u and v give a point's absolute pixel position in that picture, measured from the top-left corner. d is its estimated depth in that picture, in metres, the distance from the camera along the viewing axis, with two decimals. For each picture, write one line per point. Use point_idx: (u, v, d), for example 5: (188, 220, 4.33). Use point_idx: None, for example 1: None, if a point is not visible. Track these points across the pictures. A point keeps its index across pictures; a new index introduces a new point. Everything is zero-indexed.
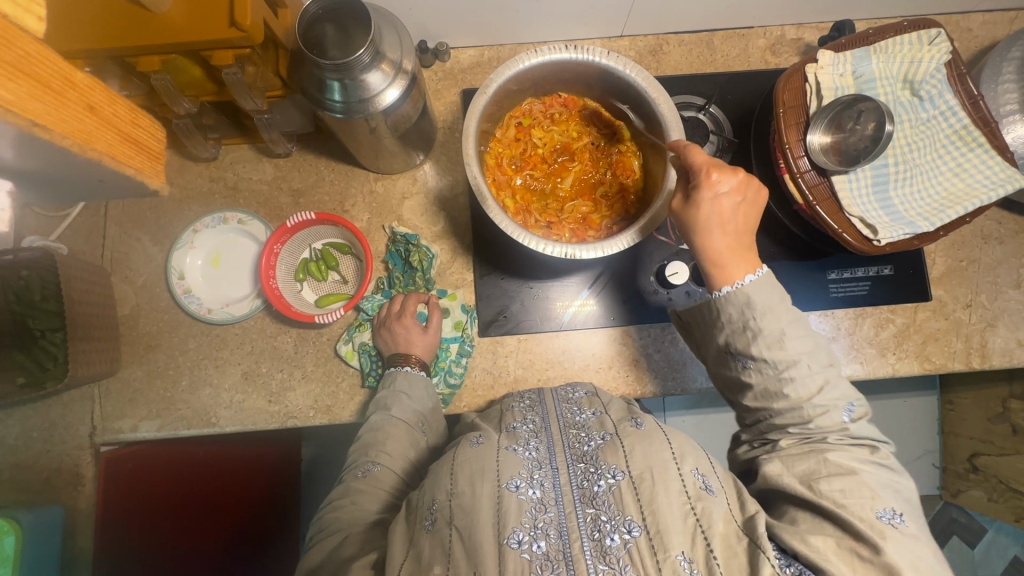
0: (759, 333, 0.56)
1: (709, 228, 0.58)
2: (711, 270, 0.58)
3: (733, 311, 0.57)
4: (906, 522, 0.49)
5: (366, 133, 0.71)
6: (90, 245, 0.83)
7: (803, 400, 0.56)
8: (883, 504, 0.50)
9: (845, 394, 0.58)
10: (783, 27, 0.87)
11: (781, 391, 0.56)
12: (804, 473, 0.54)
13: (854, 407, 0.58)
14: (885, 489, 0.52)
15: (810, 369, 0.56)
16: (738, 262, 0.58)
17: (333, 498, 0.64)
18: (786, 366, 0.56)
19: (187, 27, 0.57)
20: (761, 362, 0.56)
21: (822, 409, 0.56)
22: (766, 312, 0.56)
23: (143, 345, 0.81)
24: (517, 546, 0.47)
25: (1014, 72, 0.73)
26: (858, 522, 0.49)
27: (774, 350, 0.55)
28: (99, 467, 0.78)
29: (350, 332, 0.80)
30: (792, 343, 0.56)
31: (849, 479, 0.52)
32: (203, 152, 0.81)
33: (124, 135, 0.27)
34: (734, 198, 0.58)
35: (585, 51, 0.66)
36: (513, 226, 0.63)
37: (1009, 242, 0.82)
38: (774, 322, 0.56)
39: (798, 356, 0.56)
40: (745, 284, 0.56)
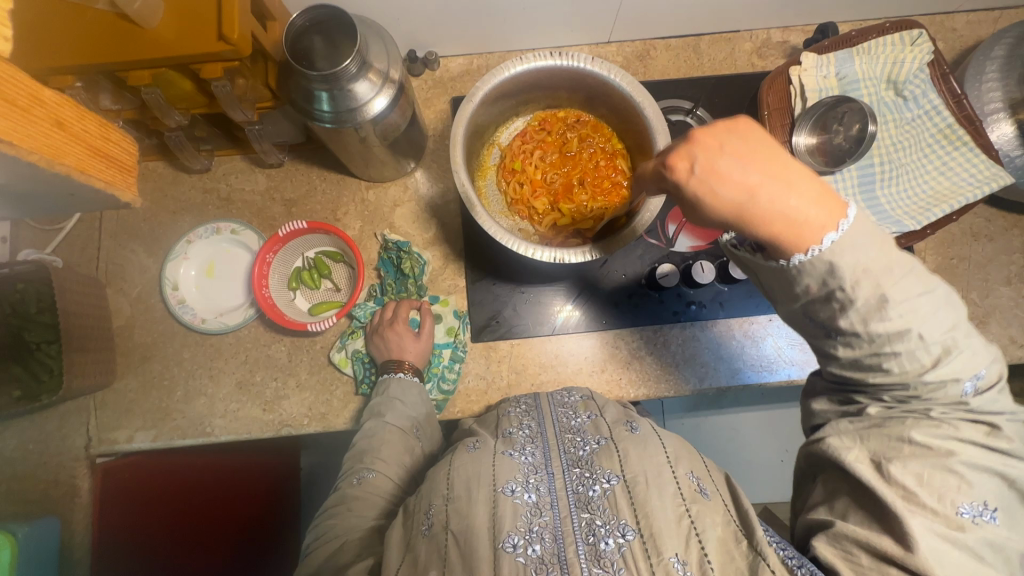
0: (851, 302, 0.44)
1: (736, 200, 0.38)
2: (782, 239, 0.41)
3: (811, 282, 0.44)
4: (996, 520, 0.44)
5: (356, 143, 0.72)
6: (86, 257, 0.84)
7: (908, 372, 0.47)
8: (970, 498, 0.44)
9: (975, 360, 0.47)
10: (768, 31, 0.88)
11: (879, 364, 0.47)
12: (879, 450, 0.47)
13: (983, 375, 0.48)
14: (984, 475, 0.45)
15: (923, 338, 0.46)
16: (813, 212, 0.40)
17: (327, 506, 0.64)
18: (889, 338, 0.45)
19: (176, 41, 0.58)
20: (852, 335, 0.46)
21: (936, 383, 0.47)
22: (860, 278, 0.43)
23: (137, 356, 0.82)
24: (512, 550, 0.47)
25: (998, 70, 0.73)
26: (932, 517, 0.43)
27: (872, 323, 0.45)
28: (95, 478, 0.79)
29: (343, 340, 0.81)
30: (900, 309, 0.44)
31: (935, 466, 0.45)
32: (196, 164, 0.82)
33: (94, 149, 0.28)
34: (738, 156, 0.38)
35: (569, 57, 0.66)
36: (501, 231, 0.63)
37: (999, 239, 0.82)
38: (872, 289, 0.43)
39: (908, 326, 0.45)
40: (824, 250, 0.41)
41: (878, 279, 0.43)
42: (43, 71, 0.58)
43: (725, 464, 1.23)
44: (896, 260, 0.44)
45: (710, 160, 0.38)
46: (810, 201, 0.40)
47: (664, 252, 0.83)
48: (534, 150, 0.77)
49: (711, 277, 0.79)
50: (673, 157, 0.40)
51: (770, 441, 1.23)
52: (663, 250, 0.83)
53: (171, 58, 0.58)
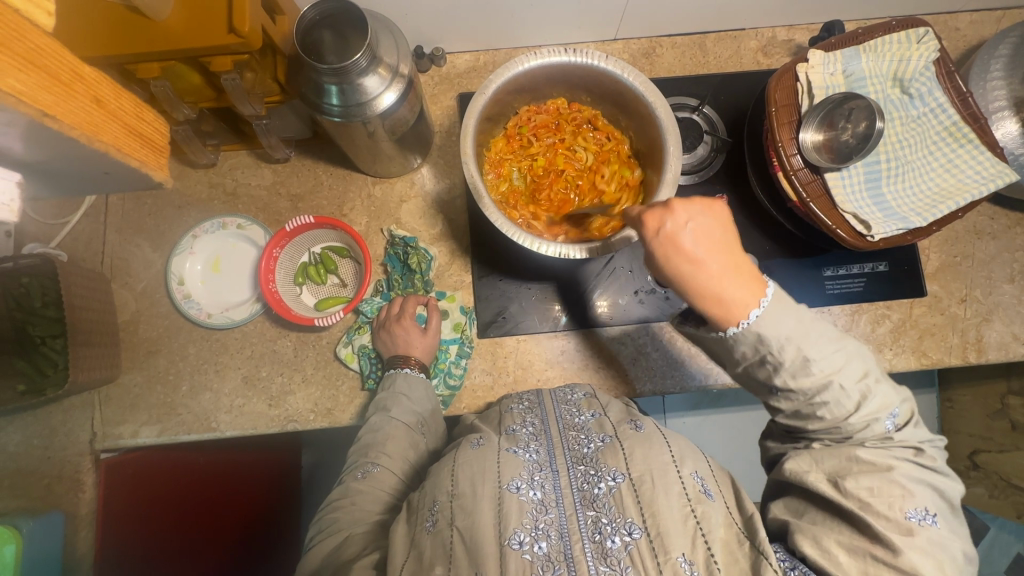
0: (780, 364, 0.50)
1: (682, 265, 0.49)
2: (713, 312, 0.49)
3: (745, 349, 0.50)
4: (937, 524, 0.47)
5: (365, 137, 0.72)
6: (90, 251, 0.83)
7: (840, 419, 0.52)
8: (914, 504, 0.48)
9: (889, 401, 0.52)
10: (773, 29, 0.88)
11: (814, 413, 0.52)
12: (832, 470, 0.51)
13: (898, 413, 0.53)
14: (919, 486, 0.49)
15: (845, 387, 0.51)
16: (740, 289, 0.48)
17: (333, 499, 0.64)
18: (820, 390, 0.51)
19: (186, 33, 0.58)
20: (789, 391, 0.52)
21: (863, 423, 0.52)
22: (785, 344, 0.49)
23: (143, 350, 0.81)
24: (519, 547, 0.47)
25: (1002, 69, 0.74)
26: (887, 524, 0.47)
27: (801, 379, 0.50)
28: (100, 473, 0.78)
29: (350, 335, 0.81)
30: (822, 365, 0.50)
31: (880, 479, 0.49)
32: (202, 159, 0.82)
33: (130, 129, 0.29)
34: (719, 232, 0.49)
35: (584, 54, 0.66)
36: (508, 224, 0.63)
37: (1002, 237, 0.83)
38: (796, 352, 0.49)
39: (830, 377, 0.50)
40: (752, 323, 0.48)
41: (799, 343, 0.49)
42: None
43: (727, 463, 1.23)
44: (813, 326, 0.50)
45: (675, 228, 0.49)
46: (746, 282, 0.49)
47: None
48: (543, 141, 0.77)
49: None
50: (668, 210, 0.50)
51: None
52: None
53: (181, 50, 0.58)
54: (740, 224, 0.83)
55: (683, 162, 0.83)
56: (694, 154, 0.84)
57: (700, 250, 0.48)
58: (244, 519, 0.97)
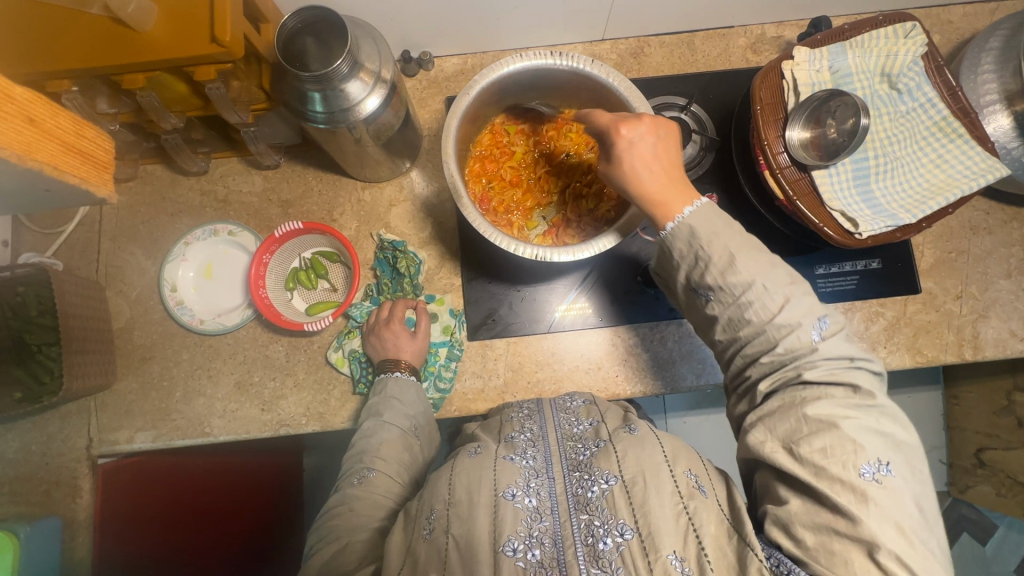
0: (709, 261, 0.55)
1: (638, 172, 0.59)
2: (653, 210, 0.58)
3: (682, 246, 0.56)
4: (892, 472, 0.46)
5: (351, 144, 0.73)
6: (85, 260, 0.84)
7: (765, 323, 0.54)
8: (866, 458, 0.46)
9: (813, 312, 0.54)
10: (763, 26, 0.88)
11: (743, 318, 0.54)
12: (785, 433, 0.50)
13: (826, 324, 0.54)
14: (868, 432, 0.48)
15: (769, 292, 0.53)
16: (676, 194, 0.58)
17: (331, 507, 0.64)
18: (744, 291, 0.54)
19: (170, 43, 0.58)
20: (717, 292, 0.55)
21: (787, 330, 0.53)
22: (711, 239, 0.55)
23: (137, 357, 0.82)
24: (513, 554, 0.47)
25: (994, 62, 0.73)
26: (840, 486, 0.45)
27: (727, 280, 0.54)
28: (96, 480, 0.79)
29: (340, 339, 0.81)
30: (745, 265, 0.54)
31: (829, 435, 0.47)
32: (193, 166, 0.83)
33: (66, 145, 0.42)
34: (652, 141, 0.59)
35: (567, 57, 0.66)
36: (490, 228, 0.63)
37: (998, 232, 0.82)
38: (721, 247, 0.55)
39: (753, 279, 0.53)
40: (685, 216, 0.56)
41: (724, 241, 0.55)
42: (40, 76, 0.59)
43: (728, 462, 1.22)
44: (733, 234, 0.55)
45: (633, 143, 0.59)
46: (677, 189, 0.58)
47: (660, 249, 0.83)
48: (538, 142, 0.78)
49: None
50: (618, 122, 0.59)
51: None
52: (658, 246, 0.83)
53: (165, 61, 0.58)
54: None
55: None
56: (683, 153, 0.83)
57: (643, 160, 0.59)
58: (245, 524, 0.98)
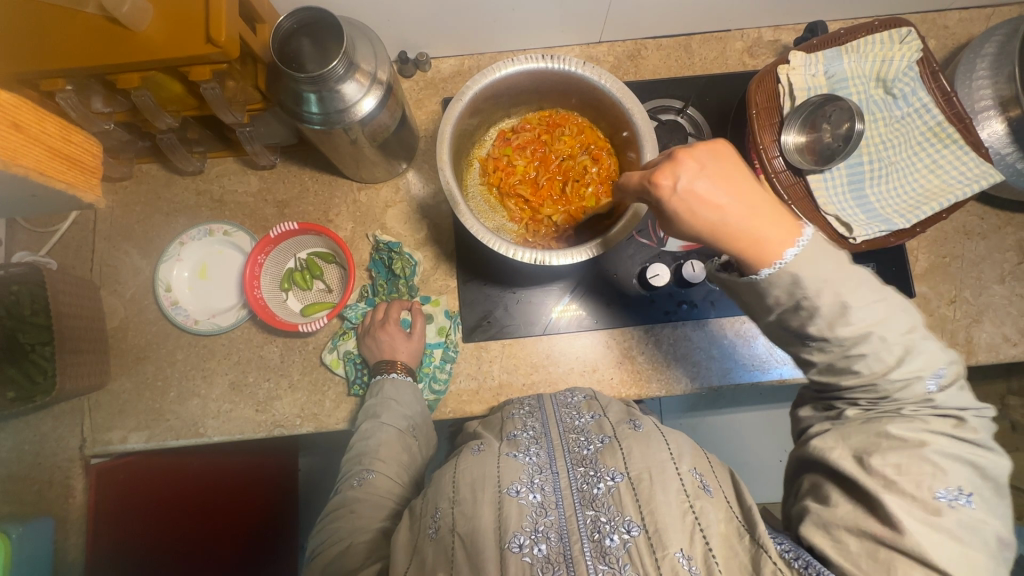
0: (816, 310, 0.48)
1: (702, 215, 0.47)
2: (748, 254, 0.48)
3: (779, 293, 0.49)
4: (971, 504, 0.45)
5: (347, 144, 0.73)
6: (80, 259, 0.84)
7: (877, 375, 0.50)
8: (944, 483, 0.46)
9: (933, 360, 0.51)
10: (759, 30, 0.88)
11: (850, 367, 0.51)
12: (858, 444, 0.49)
13: (944, 373, 0.51)
14: (956, 464, 0.47)
15: (885, 341, 0.49)
16: (771, 227, 0.47)
17: (333, 509, 0.64)
18: (857, 342, 0.49)
19: (164, 43, 0.58)
20: (824, 342, 0.51)
21: (903, 382, 0.50)
22: (822, 288, 0.48)
23: (131, 357, 0.82)
24: (519, 550, 0.47)
25: (988, 68, 0.73)
26: (911, 503, 0.45)
27: (837, 328, 0.49)
28: (88, 479, 0.79)
29: (334, 341, 0.81)
30: (859, 314, 0.49)
31: (908, 454, 0.47)
32: (189, 165, 0.83)
33: (53, 149, 0.46)
34: (708, 174, 0.47)
35: (562, 61, 0.66)
36: (485, 230, 0.63)
37: (992, 237, 0.82)
38: (833, 297, 0.48)
39: (868, 328, 0.49)
40: (787, 261, 0.47)
41: (837, 289, 0.48)
42: (33, 75, 0.59)
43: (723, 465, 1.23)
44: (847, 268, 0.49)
45: (688, 181, 0.47)
46: (772, 220, 0.47)
47: (656, 251, 0.83)
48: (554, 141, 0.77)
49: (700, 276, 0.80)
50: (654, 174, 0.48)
51: (768, 441, 1.23)
52: (654, 249, 0.83)
53: (158, 61, 0.58)
54: None
55: None
56: None
57: (713, 197, 0.46)
58: (239, 523, 0.98)
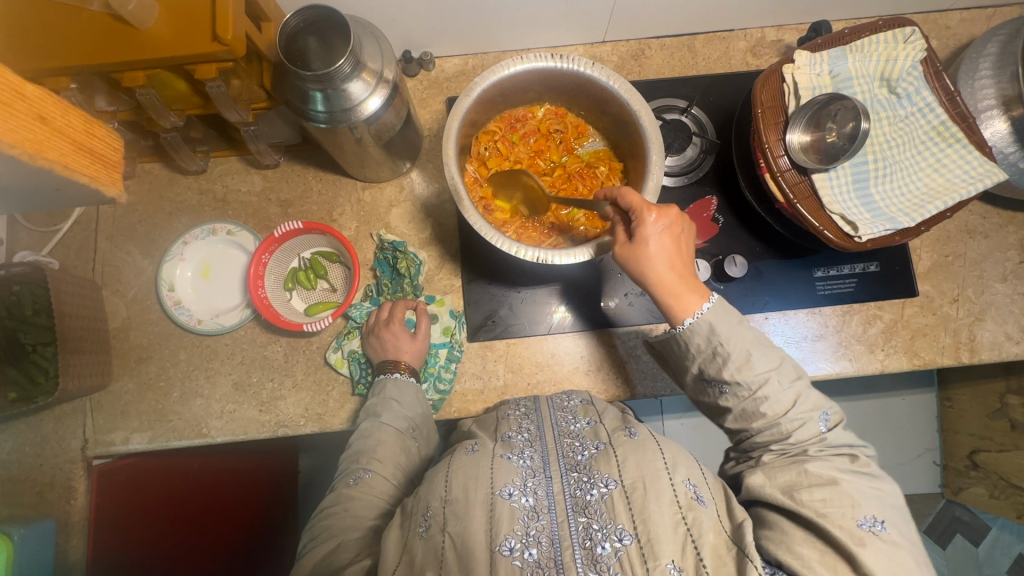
0: (728, 356, 0.56)
1: (655, 265, 0.59)
2: (668, 303, 0.59)
3: (699, 340, 0.57)
4: (887, 529, 0.49)
5: (352, 144, 0.73)
6: (82, 259, 0.84)
7: (779, 415, 0.57)
8: (863, 512, 0.49)
9: (819, 404, 0.58)
10: (763, 30, 0.88)
11: (758, 410, 0.57)
12: (784, 484, 0.53)
13: (830, 416, 0.58)
14: (866, 495, 0.51)
15: (781, 385, 0.57)
16: (691, 291, 0.58)
17: (325, 506, 0.64)
18: (759, 385, 0.56)
19: (170, 41, 0.58)
20: (734, 385, 0.57)
21: (799, 422, 0.57)
22: (730, 336, 0.56)
23: (134, 357, 0.82)
24: (509, 553, 0.47)
25: (991, 68, 0.73)
26: (839, 533, 0.48)
27: (743, 373, 0.56)
28: (91, 481, 0.78)
29: (339, 340, 0.81)
30: (763, 362, 0.56)
31: (829, 489, 0.51)
32: (191, 165, 0.82)
33: (79, 145, 0.36)
34: (672, 235, 0.59)
35: (568, 60, 0.66)
36: (490, 229, 0.63)
37: (994, 236, 0.83)
38: (739, 344, 0.56)
39: (767, 374, 0.56)
40: (703, 313, 0.57)
41: (744, 341, 0.57)
42: (40, 73, 0.58)
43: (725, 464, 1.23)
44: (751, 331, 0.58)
45: (648, 236, 0.59)
46: (692, 289, 0.59)
47: None
48: (559, 144, 0.78)
49: (742, 270, 0.79)
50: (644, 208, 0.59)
51: None
52: None
53: (166, 59, 0.58)
54: (729, 226, 0.83)
55: (671, 164, 0.83)
56: (683, 155, 0.84)
57: (657, 267, 0.59)
58: (240, 526, 0.97)
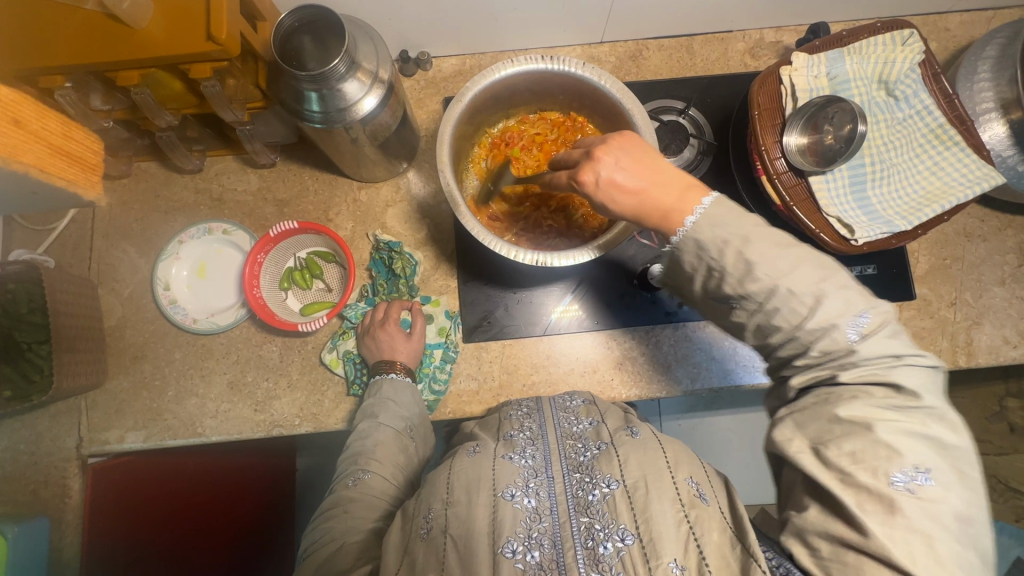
0: (725, 270, 0.51)
1: (625, 203, 0.53)
2: (661, 226, 0.53)
3: (691, 257, 0.52)
4: (929, 481, 0.43)
5: (347, 144, 0.72)
6: (77, 258, 0.83)
7: (795, 326, 0.50)
8: (900, 465, 0.43)
9: (852, 306, 0.49)
10: (761, 31, 0.88)
11: (771, 324, 0.51)
12: (814, 434, 0.48)
13: (866, 320, 0.49)
14: (909, 439, 0.44)
15: (794, 292, 0.49)
16: (675, 198, 0.52)
17: (326, 508, 0.63)
18: (768, 296, 0.50)
19: (164, 41, 0.58)
20: (742, 299, 0.51)
21: (821, 332, 0.49)
22: (722, 248, 0.50)
23: (129, 356, 0.81)
24: (512, 555, 0.47)
25: (990, 70, 0.73)
26: (867, 498, 0.43)
27: (746, 286, 0.50)
28: (87, 479, 0.78)
29: (334, 340, 0.81)
30: (766, 270, 0.49)
31: (861, 439, 0.45)
32: (187, 164, 0.82)
33: None
34: (625, 161, 0.52)
35: (561, 61, 0.66)
36: (484, 231, 0.63)
37: (992, 239, 0.82)
38: (736, 254, 0.50)
39: (776, 283, 0.49)
40: (699, 212, 0.51)
41: (739, 246, 0.50)
42: (34, 72, 0.58)
43: (722, 466, 1.22)
44: (754, 228, 0.50)
45: (609, 174, 0.52)
46: (676, 194, 0.52)
47: (657, 253, 0.82)
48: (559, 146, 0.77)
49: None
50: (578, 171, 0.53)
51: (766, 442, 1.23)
52: (655, 250, 0.83)
53: (160, 58, 0.58)
54: None
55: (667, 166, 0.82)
56: (681, 157, 0.83)
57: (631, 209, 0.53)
58: (237, 525, 0.98)
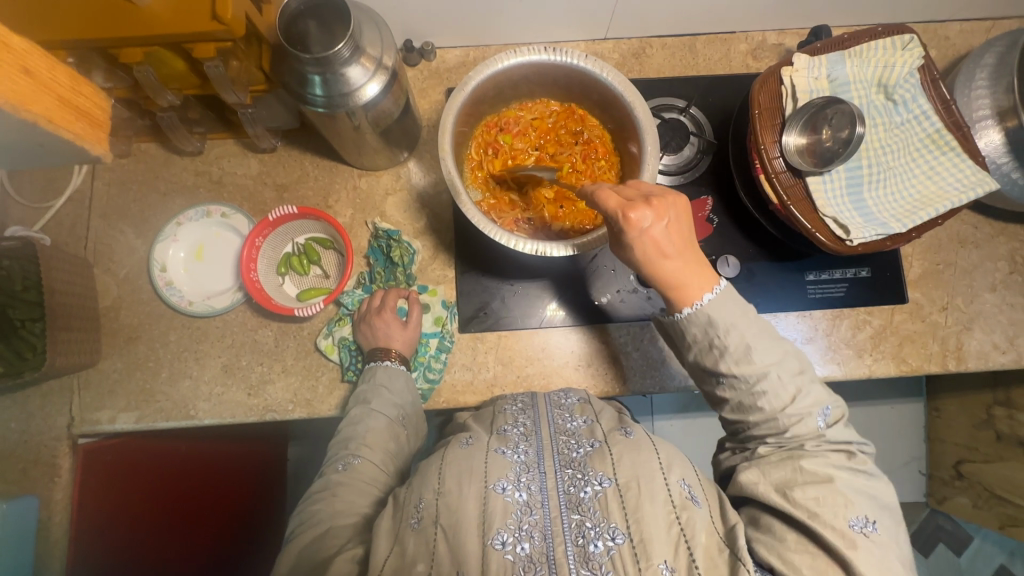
0: (725, 349, 0.56)
1: (654, 260, 0.54)
2: (670, 294, 0.56)
3: (697, 330, 0.56)
4: (877, 530, 0.50)
5: (349, 130, 0.73)
6: (74, 237, 0.83)
7: (777, 410, 0.57)
8: (855, 512, 0.50)
9: (820, 399, 0.58)
10: (764, 32, 0.89)
11: (755, 403, 0.57)
12: (779, 481, 0.54)
13: (830, 411, 0.58)
14: (860, 495, 0.52)
15: (781, 378, 0.56)
16: (697, 279, 0.55)
17: (312, 491, 0.63)
18: (758, 379, 0.56)
19: (169, 19, 0.58)
20: (732, 378, 0.57)
21: (797, 416, 0.56)
22: (729, 328, 0.55)
23: (123, 336, 0.81)
24: (501, 547, 0.47)
25: (987, 78, 0.74)
26: (834, 535, 0.49)
27: (742, 366, 0.56)
28: (77, 459, 0.78)
29: (330, 326, 0.81)
30: (760, 356, 0.56)
31: (824, 487, 0.52)
32: (188, 146, 0.82)
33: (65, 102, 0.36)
34: (670, 228, 0.54)
35: (562, 53, 0.66)
36: (485, 221, 0.63)
37: (984, 246, 0.83)
38: (738, 337, 0.56)
39: (765, 368, 0.56)
40: (705, 304, 0.55)
41: (742, 331, 0.56)
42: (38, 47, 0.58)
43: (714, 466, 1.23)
44: (755, 322, 0.57)
45: (651, 228, 0.53)
46: (697, 274, 0.55)
47: None
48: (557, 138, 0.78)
49: (735, 270, 0.81)
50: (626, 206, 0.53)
51: None
52: None
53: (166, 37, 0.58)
54: (724, 227, 0.83)
55: (666, 163, 0.83)
56: (680, 154, 0.84)
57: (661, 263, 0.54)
58: (226, 511, 0.97)
